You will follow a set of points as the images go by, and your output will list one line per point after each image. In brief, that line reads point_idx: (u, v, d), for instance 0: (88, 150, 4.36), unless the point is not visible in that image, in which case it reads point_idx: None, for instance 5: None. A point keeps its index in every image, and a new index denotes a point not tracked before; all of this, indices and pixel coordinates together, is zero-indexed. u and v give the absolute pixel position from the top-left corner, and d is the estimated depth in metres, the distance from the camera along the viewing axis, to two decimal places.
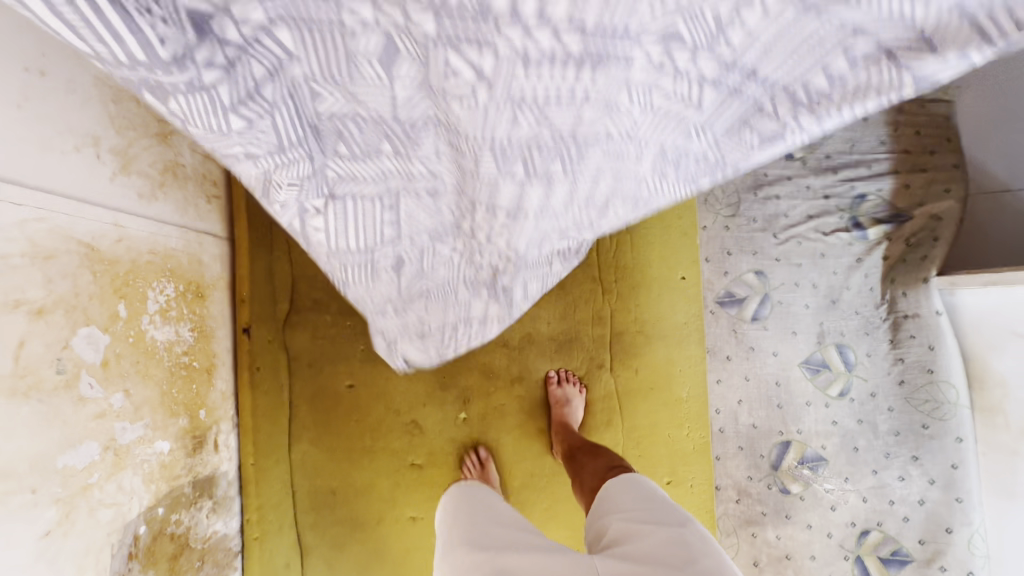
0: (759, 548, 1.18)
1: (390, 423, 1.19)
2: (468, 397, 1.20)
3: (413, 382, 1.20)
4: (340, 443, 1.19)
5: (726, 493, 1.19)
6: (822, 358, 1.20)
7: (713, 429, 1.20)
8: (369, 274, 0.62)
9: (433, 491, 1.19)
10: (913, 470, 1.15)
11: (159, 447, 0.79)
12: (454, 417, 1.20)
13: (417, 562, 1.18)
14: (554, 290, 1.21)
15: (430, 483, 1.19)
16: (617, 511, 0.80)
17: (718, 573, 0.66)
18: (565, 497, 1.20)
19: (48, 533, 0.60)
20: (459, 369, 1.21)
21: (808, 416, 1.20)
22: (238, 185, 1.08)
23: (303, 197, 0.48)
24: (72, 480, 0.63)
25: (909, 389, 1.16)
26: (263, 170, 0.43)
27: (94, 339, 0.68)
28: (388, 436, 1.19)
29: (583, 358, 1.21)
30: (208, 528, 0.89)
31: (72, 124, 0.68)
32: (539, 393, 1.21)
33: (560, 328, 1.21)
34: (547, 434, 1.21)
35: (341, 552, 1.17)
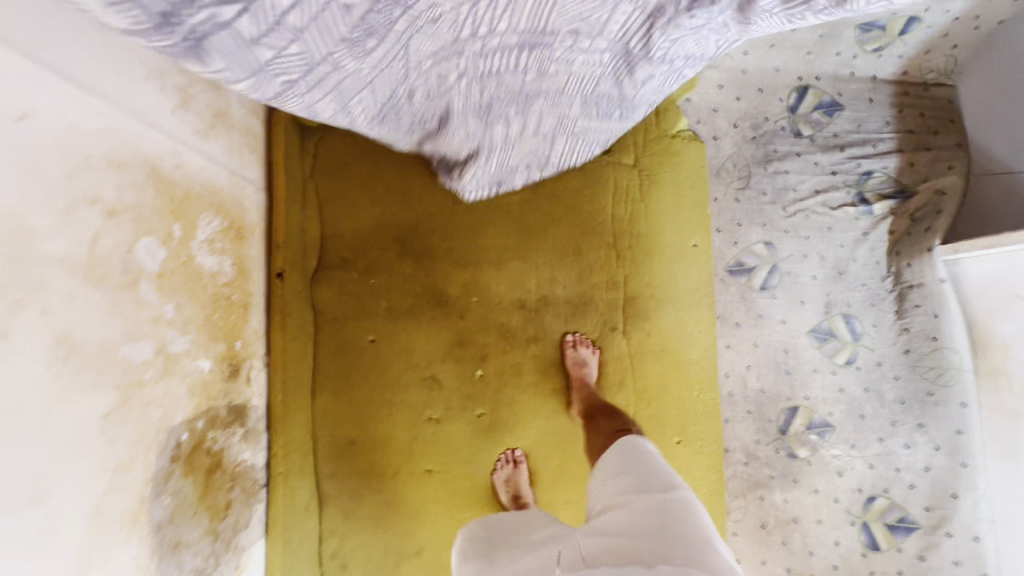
0: (767, 511, 1.21)
1: (409, 378, 1.24)
2: (485, 354, 1.24)
3: (433, 338, 1.24)
4: (359, 397, 1.23)
5: (735, 456, 1.22)
6: (829, 327, 1.24)
7: (722, 392, 1.23)
8: (389, 101, 0.86)
9: (450, 445, 1.23)
10: (919, 437, 1.18)
11: (201, 364, 0.84)
12: (471, 373, 1.24)
13: (432, 514, 1.21)
14: (571, 256, 1.26)
15: (447, 437, 1.23)
16: (609, 480, 0.86)
17: (691, 538, 0.73)
18: (578, 455, 1.23)
19: (109, 415, 0.64)
20: (478, 328, 1.25)
21: (815, 383, 1.23)
22: (278, 144, 1.20)
23: (326, 96, 0.75)
24: (129, 373, 0.68)
25: (914, 358, 1.19)
26: (293, 86, 0.70)
27: (154, 250, 0.74)
28: (407, 390, 1.23)
29: (596, 321, 1.25)
30: (238, 454, 0.94)
31: (144, 58, 0.74)
32: (554, 353, 1.25)
33: (576, 291, 1.25)
34: (561, 394, 1.24)
35: (358, 502, 1.21)
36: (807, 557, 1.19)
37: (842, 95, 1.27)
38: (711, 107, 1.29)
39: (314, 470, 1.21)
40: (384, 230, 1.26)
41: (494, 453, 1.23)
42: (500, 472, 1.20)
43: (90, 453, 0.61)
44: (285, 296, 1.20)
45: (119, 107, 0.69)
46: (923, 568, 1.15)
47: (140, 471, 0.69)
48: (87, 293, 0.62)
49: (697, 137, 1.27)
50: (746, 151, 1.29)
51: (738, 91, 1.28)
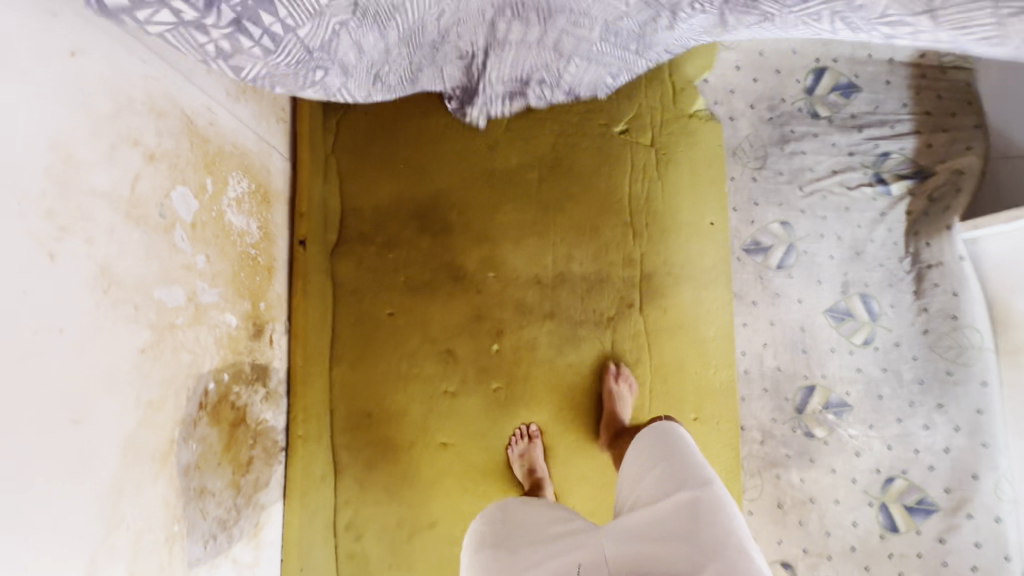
0: (783, 490, 1.20)
1: (426, 351, 1.24)
2: (502, 329, 1.25)
3: (450, 312, 1.25)
4: (377, 368, 1.24)
5: (751, 434, 1.22)
6: (847, 307, 1.24)
7: (738, 370, 1.23)
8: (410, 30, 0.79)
9: (465, 419, 1.24)
10: (938, 418, 1.17)
11: (228, 318, 0.85)
12: (487, 347, 1.25)
13: (446, 488, 1.22)
14: (588, 234, 1.26)
15: (462, 410, 1.24)
16: (642, 479, 0.86)
17: (722, 542, 0.71)
18: (593, 432, 1.23)
19: (144, 351, 0.66)
20: (494, 303, 1.26)
21: (832, 362, 1.23)
22: (302, 117, 1.24)
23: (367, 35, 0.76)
24: (163, 314, 0.70)
25: (933, 338, 1.18)
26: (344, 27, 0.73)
27: (188, 200, 0.76)
28: (423, 363, 1.24)
29: (612, 298, 1.25)
30: (260, 413, 0.95)
31: None
32: (570, 329, 1.25)
33: (593, 268, 1.25)
34: (576, 371, 1.24)
35: (372, 473, 1.21)
36: (824, 537, 1.18)
37: (859, 78, 1.28)
38: (728, 88, 1.30)
39: (330, 439, 1.22)
40: (403, 205, 1.27)
41: (509, 428, 1.23)
42: (515, 447, 1.20)
43: (126, 387, 0.63)
44: (306, 265, 1.23)
45: (157, 55, 0.70)
46: (943, 551, 1.14)
47: (171, 413, 0.71)
48: (128, 230, 0.64)
49: (714, 117, 1.28)
50: (763, 132, 1.30)
51: (756, 72, 1.30)
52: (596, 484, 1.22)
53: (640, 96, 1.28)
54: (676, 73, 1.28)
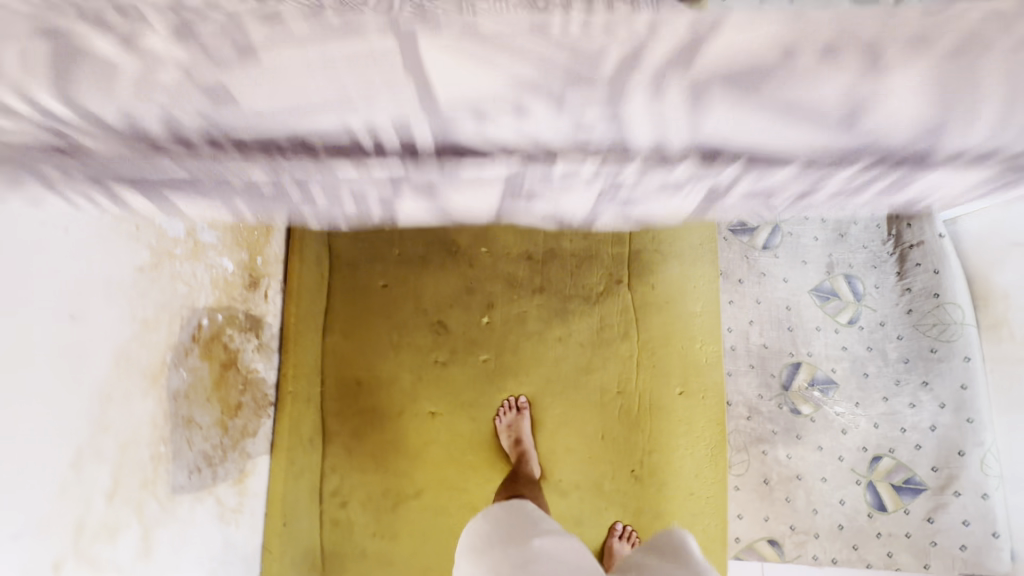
0: (770, 467, 1.20)
1: (417, 321, 1.27)
2: (492, 302, 1.28)
3: (443, 284, 1.28)
4: (371, 336, 1.26)
5: (738, 410, 1.22)
6: (831, 287, 1.26)
7: (725, 346, 1.25)
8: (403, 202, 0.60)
9: (455, 389, 1.25)
10: (923, 396, 1.17)
11: (225, 263, 0.89)
12: (477, 320, 1.27)
13: (436, 456, 1.22)
14: None
15: (452, 380, 1.26)
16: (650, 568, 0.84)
17: None
18: (582, 404, 1.24)
19: (141, 270, 0.69)
20: (485, 277, 1.29)
21: (818, 340, 1.24)
22: None
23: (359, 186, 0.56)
24: (164, 242, 0.73)
25: (916, 317, 1.20)
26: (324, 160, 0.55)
27: None
28: (416, 333, 1.27)
29: (601, 274, 1.28)
30: (251, 361, 0.97)
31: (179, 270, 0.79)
32: (559, 303, 1.27)
33: (582, 245, 1.29)
34: (565, 344, 1.26)
35: (359, 440, 1.22)
36: (812, 515, 1.17)
37: None
38: None
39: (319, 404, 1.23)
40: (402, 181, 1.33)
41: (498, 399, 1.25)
42: (503, 416, 1.22)
43: (122, 299, 0.65)
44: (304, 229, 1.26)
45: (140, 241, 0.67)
46: (931, 530, 1.13)
47: (162, 337, 0.73)
48: None
49: None
50: None
51: None
52: (584, 458, 1.22)
53: None
54: None
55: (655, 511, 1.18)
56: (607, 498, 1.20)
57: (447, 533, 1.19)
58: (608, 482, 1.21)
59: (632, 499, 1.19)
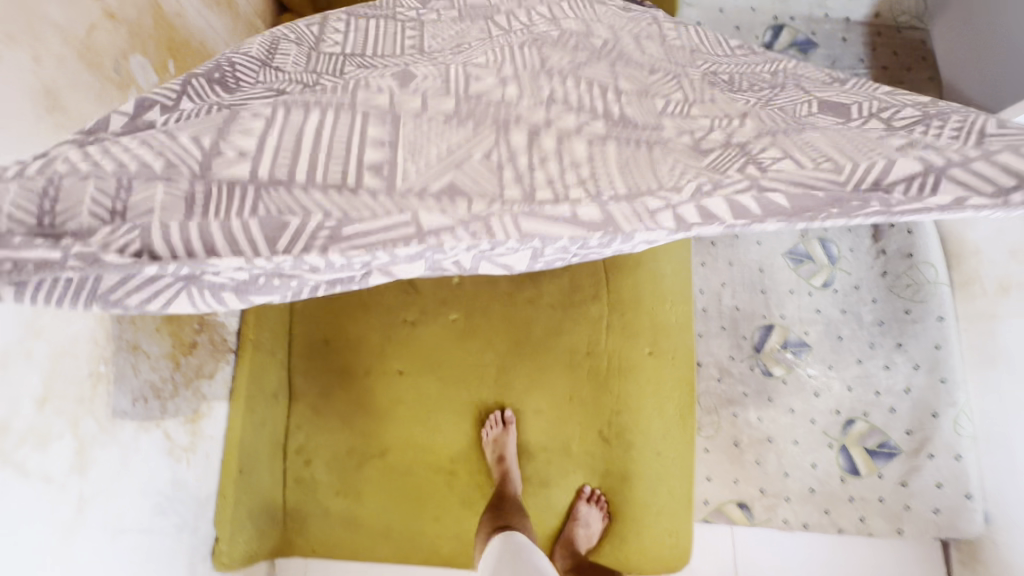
0: (740, 429, 1.18)
1: (389, 282, 1.27)
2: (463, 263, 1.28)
3: None
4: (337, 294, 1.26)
5: (708, 371, 1.21)
6: (805, 251, 1.25)
7: (697, 308, 1.24)
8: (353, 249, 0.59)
9: (423, 349, 1.23)
10: (898, 358, 1.15)
11: None
12: (448, 281, 1.27)
13: (402, 415, 1.19)
14: None
15: (422, 341, 1.24)
16: None
17: None
18: (553, 364, 1.21)
19: None
20: None
21: (791, 303, 1.22)
22: None
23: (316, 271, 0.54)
24: None
25: (891, 279, 1.19)
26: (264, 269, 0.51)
27: (146, 71, 0.81)
28: (386, 293, 1.26)
29: None
30: None
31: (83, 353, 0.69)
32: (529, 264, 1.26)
33: None
34: (535, 303, 1.24)
35: (326, 399, 1.20)
36: (783, 478, 1.15)
37: (816, 35, 1.34)
38: None
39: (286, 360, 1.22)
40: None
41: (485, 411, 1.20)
42: (488, 432, 1.16)
43: None
44: None
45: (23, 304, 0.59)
46: (905, 494, 1.10)
47: None
48: (78, 71, 0.68)
49: None
50: None
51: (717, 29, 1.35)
52: (552, 420, 1.19)
53: None
54: None
55: (624, 473, 1.15)
56: (574, 461, 1.17)
57: (408, 491, 1.16)
58: (576, 444, 1.17)
59: (601, 461, 1.16)
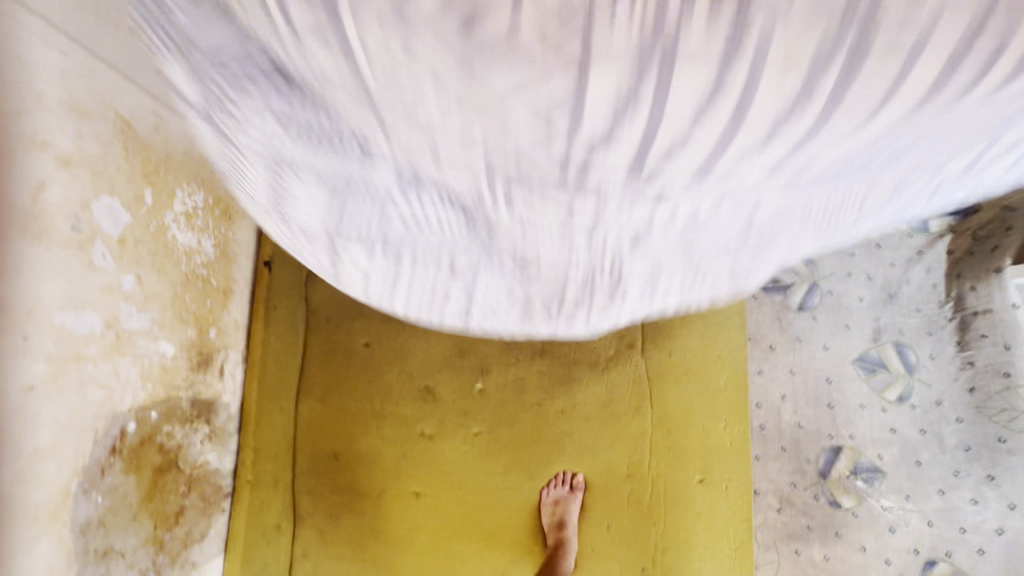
0: (804, 569, 1.02)
1: (398, 380, 1.11)
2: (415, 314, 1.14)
3: (413, 342, 1.13)
4: (343, 343, 1.12)
5: (766, 499, 1.07)
6: (878, 357, 1.09)
7: (753, 426, 1.08)
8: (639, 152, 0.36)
9: (404, 430, 1.10)
10: (988, 492, 1.00)
11: (162, 348, 0.75)
12: (428, 336, 1.13)
13: (411, 561, 1.05)
14: (538, 358, 1.11)
15: (410, 424, 1.10)
16: None
17: None
18: (548, 472, 1.08)
19: (32, 389, 0.55)
20: (447, 369, 1.12)
21: (862, 420, 1.07)
22: None
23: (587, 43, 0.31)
24: (67, 343, 0.60)
25: (981, 397, 1.03)
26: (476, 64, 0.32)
27: (115, 213, 0.67)
28: (394, 374, 1.12)
29: (591, 401, 1.09)
30: (200, 455, 0.85)
31: None
32: (543, 436, 1.09)
33: (598, 411, 1.09)
34: (530, 477, 1.08)
35: (321, 510, 1.07)
36: None
37: None
38: None
39: (295, 414, 1.09)
40: None
41: (523, 547, 1.06)
42: (551, 491, 1.05)
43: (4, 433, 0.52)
44: (273, 285, 1.08)
45: None
46: None
47: (68, 460, 0.60)
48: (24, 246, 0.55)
49: None
50: None
51: None
52: (536, 537, 1.06)
53: None
54: None
55: (664, 498, 1.04)
56: None
57: None
58: None
59: (645, 488, 1.05)
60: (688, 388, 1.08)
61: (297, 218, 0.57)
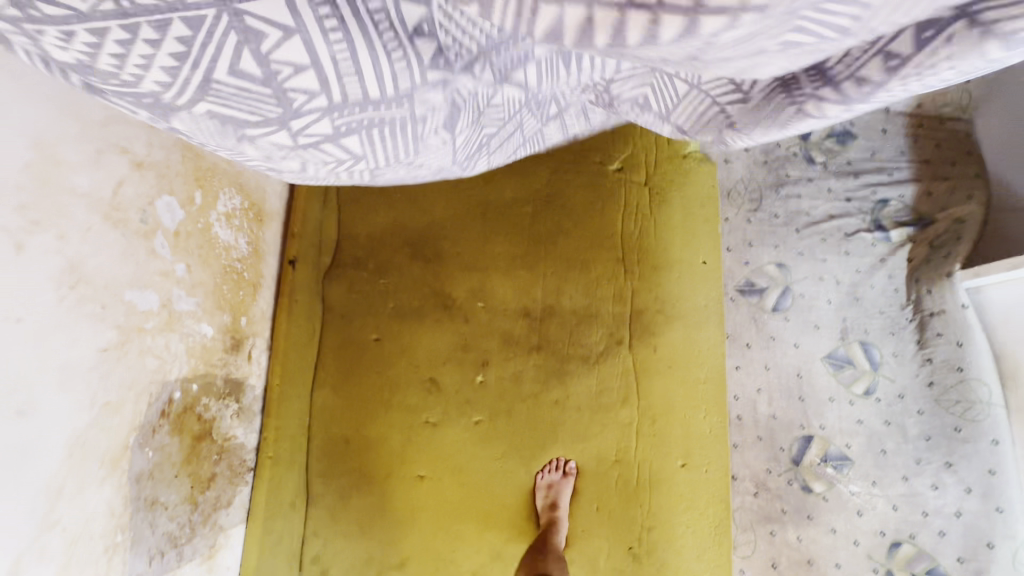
0: (779, 549, 1.11)
1: (405, 372, 1.21)
2: (423, 310, 1.24)
3: (420, 338, 1.23)
4: (355, 337, 1.23)
5: (743, 484, 1.14)
6: (846, 354, 1.19)
7: (731, 416, 1.18)
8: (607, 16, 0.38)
9: (409, 417, 1.19)
10: (947, 478, 1.09)
11: (203, 329, 0.86)
12: (431, 330, 1.23)
13: (416, 537, 1.14)
14: (534, 353, 1.22)
15: (415, 412, 1.19)
16: None
17: None
18: (543, 457, 1.17)
19: (106, 350, 0.66)
20: (451, 361, 1.22)
21: (831, 412, 1.16)
22: None
23: None
24: (133, 317, 0.71)
25: (938, 390, 1.13)
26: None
27: (172, 210, 0.78)
28: (402, 365, 1.22)
29: (582, 392, 1.19)
30: (229, 429, 0.94)
31: None
32: (538, 423, 1.18)
33: (590, 400, 1.18)
34: (527, 463, 1.17)
35: (333, 490, 1.16)
36: None
37: (854, 125, 1.31)
38: None
39: (310, 401, 1.20)
40: (397, 252, 1.27)
41: (521, 527, 1.14)
42: (544, 475, 1.14)
43: (83, 383, 0.63)
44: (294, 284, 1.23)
45: None
46: None
47: (128, 417, 0.70)
48: (104, 231, 0.66)
49: (708, 159, 1.31)
50: (757, 175, 1.30)
51: None
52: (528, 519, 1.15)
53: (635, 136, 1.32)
54: None
55: (649, 481, 1.13)
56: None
57: (431, 553, 1.13)
58: (604, 558, 1.11)
59: (632, 472, 1.14)
60: (671, 381, 1.18)
61: (217, 71, 0.37)
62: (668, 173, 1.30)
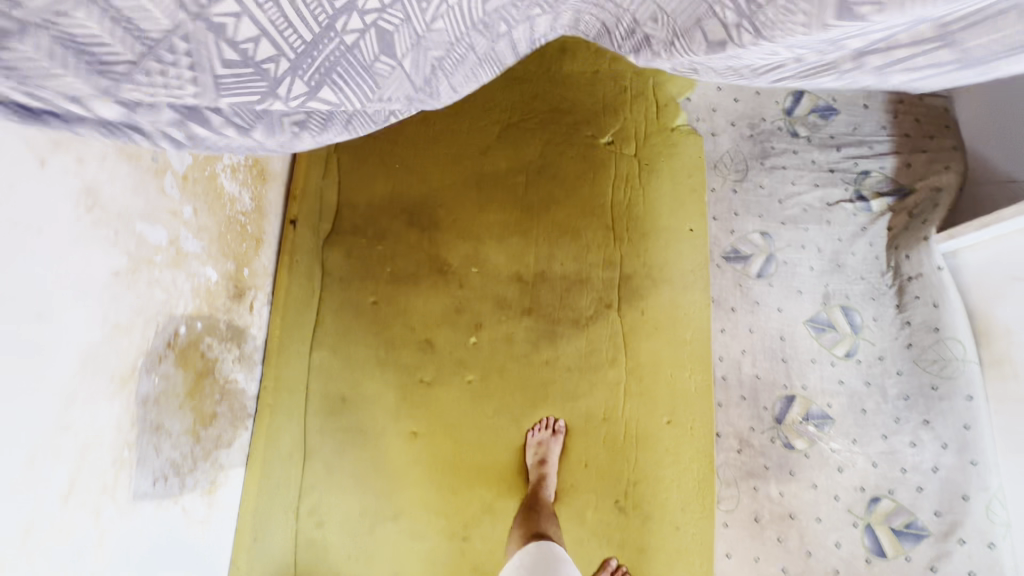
0: (761, 503, 1.14)
1: (401, 331, 1.26)
2: (420, 272, 1.29)
3: (417, 300, 1.27)
4: (354, 299, 1.27)
5: (727, 442, 1.18)
6: (827, 318, 1.22)
7: (715, 376, 1.21)
8: None
9: (404, 375, 1.23)
10: (924, 435, 1.12)
11: (208, 273, 0.91)
12: (427, 292, 1.28)
13: (410, 490, 1.18)
14: (526, 316, 1.26)
15: (410, 370, 1.24)
16: None
17: None
18: (534, 415, 1.20)
19: (117, 274, 0.71)
20: (446, 322, 1.26)
21: (813, 373, 1.20)
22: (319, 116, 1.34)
23: None
24: (143, 248, 0.75)
25: (918, 351, 1.16)
26: None
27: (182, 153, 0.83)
28: (399, 326, 1.26)
29: (573, 353, 1.23)
30: (230, 371, 0.99)
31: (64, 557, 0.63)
32: (529, 382, 1.22)
33: (580, 360, 1.22)
34: (518, 420, 1.21)
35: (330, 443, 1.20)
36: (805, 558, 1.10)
37: (837, 101, 1.36)
38: (710, 107, 1.38)
39: (308, 360, 1.23)
40: (395, 219, 1.32)
41: (511, 481, 1.18)
42: (535, 433, 1.18)
43: (96, 299, 0.67)
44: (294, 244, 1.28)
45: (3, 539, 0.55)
46: None
47: (137, 340, 0.75)
48: (119, 163, 0.70)
49: (695, 132, 1.35)
50: (743, 148, 1.35)
51: (736, 93, 1.38)
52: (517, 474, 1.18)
53: (626, 111, 1.37)
54: (659, 91, 1.38)
55: (636, 437, 1.17)
56: (589, 528, 1.13)
57: (424, 505, 1.17)
58: (592, 511, 1.14)
59: (619, 428, 1.18)
60: (658, 342, 1.22)
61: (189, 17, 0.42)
62: (657, 145, 1.34)
